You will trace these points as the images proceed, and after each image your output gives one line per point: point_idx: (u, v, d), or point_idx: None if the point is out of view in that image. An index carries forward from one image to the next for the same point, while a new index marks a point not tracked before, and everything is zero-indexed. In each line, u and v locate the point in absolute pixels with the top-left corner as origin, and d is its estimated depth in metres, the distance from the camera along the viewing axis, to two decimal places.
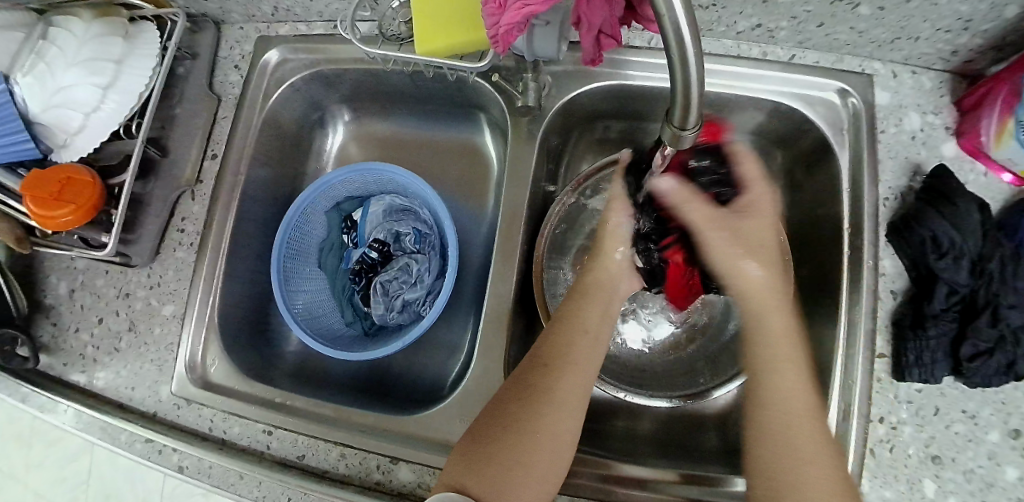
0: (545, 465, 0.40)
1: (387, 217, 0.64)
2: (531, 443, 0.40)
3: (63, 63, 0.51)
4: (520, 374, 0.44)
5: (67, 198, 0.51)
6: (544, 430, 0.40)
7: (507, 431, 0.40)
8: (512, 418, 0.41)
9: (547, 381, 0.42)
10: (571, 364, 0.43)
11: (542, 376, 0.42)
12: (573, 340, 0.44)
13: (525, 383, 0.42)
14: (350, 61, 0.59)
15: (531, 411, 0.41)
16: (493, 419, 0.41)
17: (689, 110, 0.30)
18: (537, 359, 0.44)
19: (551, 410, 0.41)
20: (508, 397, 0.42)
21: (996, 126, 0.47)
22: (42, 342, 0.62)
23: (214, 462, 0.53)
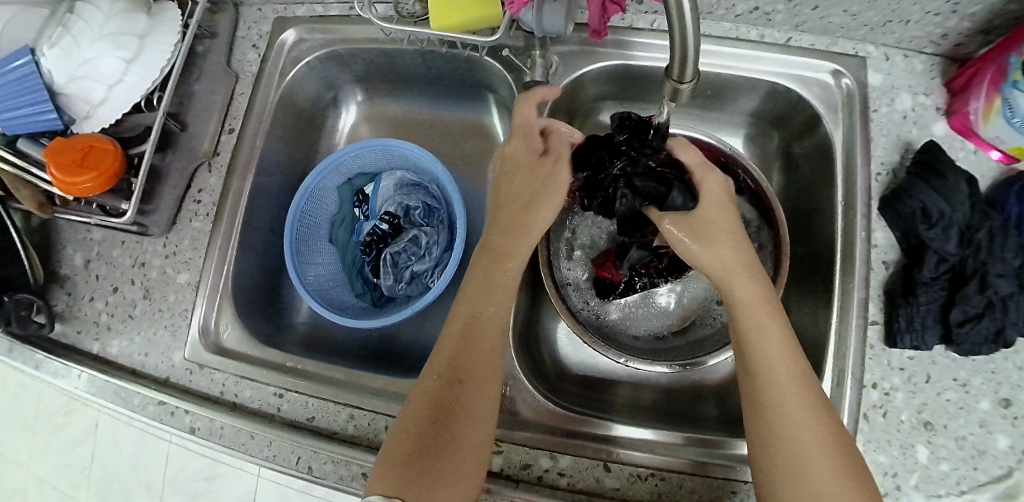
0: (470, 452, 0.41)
1: (397, 191, 0.66)
2: (449, 455, 0.40)
3: (89, 36, 0.53)
4: (428, 385, 0.43)
5: (90, 165, 0.53)
6: (458, 441, 0.41)
7: (426, 449, 0.40)
8: (427, 434, 0.41)
9: (456, 394, 0.43)
10: (482, 370, 0.44)
11: (450, 388, 0.43)
12: (476, 343, 0.45)
13: (437, 397, 0.42)
14: (364, 41, 0.62)
15: (448, 425, 0.41)
16: (410, 439, 0.41)
17: (686, 64, 0.33)
18: (443, 370, 0.44)
19: (466, 418, 0.42)
20: (419, 414, 0.42)
21: (984, 105, 0.50)
22: (58, 310, 0.63)
23: (226, 424, 0.54)
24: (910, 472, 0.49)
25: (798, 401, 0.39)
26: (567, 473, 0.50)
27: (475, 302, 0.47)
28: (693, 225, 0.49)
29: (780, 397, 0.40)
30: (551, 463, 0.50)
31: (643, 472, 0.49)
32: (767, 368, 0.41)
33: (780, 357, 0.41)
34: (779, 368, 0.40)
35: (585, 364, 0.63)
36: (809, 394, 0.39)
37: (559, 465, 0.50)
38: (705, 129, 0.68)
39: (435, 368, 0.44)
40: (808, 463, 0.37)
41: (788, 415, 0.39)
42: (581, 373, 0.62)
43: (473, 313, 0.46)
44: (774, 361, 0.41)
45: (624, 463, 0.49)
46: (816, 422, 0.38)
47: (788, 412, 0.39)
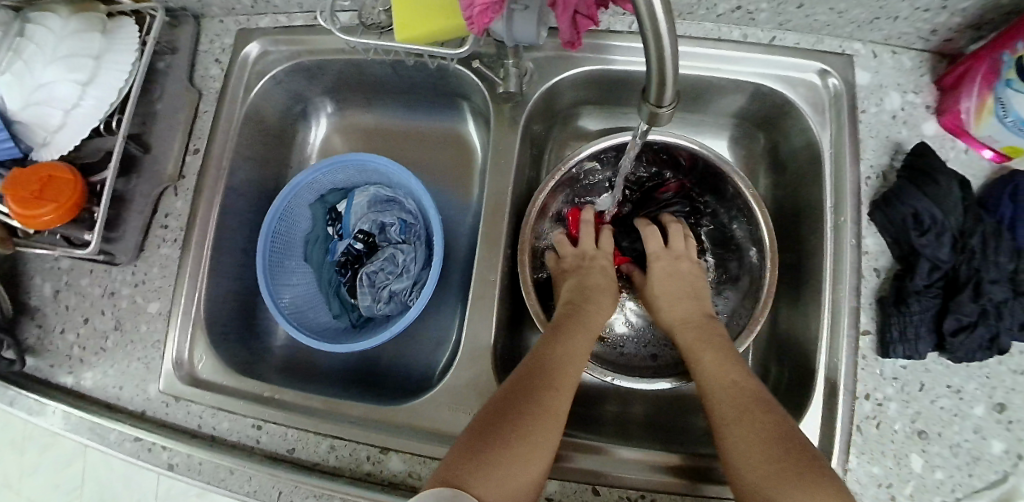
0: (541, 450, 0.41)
1: (372, 207, 0.64)
2: (524, 451, 0.39)
3: (42, 59, 0.51)
4: (521, 378, 0.45)
5: (48, 196, 0.50)
6: (538, 439, 0.41)
7: (512, 433, 0.40)
8: (512, 426, 0.41)
9: (544, 393, 0.44)
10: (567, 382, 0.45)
11: (546, 388, 0.44)
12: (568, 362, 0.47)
13: (528, 387, 0.44)
14: (332, 52, 0.59)
15: (531, 420, 0.41)
16: (498, 418, 0.41)
17: (664, 86, 0.30)
18: (537, 371, 0.45)
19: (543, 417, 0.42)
20: (507, 411, 0.42)
21: (976, 104, 0.48)
22: (28, 344, 0.61)
23: (203, 458, 0.53)
24: (905, 483, 0.48)
25: (737, 423, 0.42)
26: (555, 498, 0.48)
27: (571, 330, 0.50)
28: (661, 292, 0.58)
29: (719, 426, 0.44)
30: (539, 489, 0.49)
31: (634, 494, 0.48)
32: (715, 404, 0.45)
33: (726, 391, 0.45)
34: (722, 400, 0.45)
35: (573, 379, 0.61)
36: (745, 416, 0.43)
37: (547, 491, 0.49)
38: (689, 132, 0.66)
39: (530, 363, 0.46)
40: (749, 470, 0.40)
41: (725, 440, 0.42)
42: None
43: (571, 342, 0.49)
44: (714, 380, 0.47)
45: (613, 486, 0.48)
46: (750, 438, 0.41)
47: (726, 437, 0.42)
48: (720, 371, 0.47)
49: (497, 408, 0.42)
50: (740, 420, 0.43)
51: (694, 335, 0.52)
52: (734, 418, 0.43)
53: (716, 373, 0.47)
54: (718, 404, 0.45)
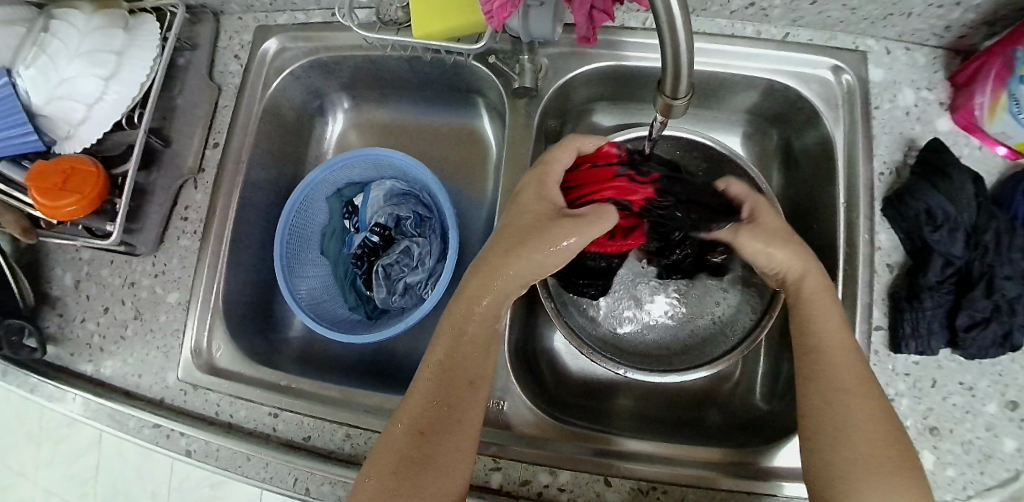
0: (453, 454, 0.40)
1: (388, 201, 0.64)
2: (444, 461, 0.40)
3: (66, 55, 0.52)
4: (426, 381, 0.43)
5: (72, 187, 0.51)
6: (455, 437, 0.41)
7: (421, 447, 0.40)
8: (421, 440, 0.40)
9: (449, 386, 0.42)
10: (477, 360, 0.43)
11: (451, 387, 0.42)
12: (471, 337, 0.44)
13: (434, 389, 0.42)
14: (349, 48, 0.60)
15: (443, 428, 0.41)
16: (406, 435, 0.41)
17: (679, 79, 0.31)
18: (437, 370, 0.43)
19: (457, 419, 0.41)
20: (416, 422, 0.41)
21: (990, 100, 0.48)
22: (50, 332, 0.62)
23: (221, 445, 0.54)
24: None
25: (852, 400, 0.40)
26: (567, 488, 0.49)
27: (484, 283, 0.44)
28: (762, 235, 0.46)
29: (836, 404, 0.40)
30: (551, 479, 0.49)
31: (645, 485, 0.49)
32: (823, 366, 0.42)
33: (843, 360, 0.42)
34: (845, 376, 0.41)
35: (585, 373, 0.62)
36: (874, 409, 0.40)
37: (559, 481, 0.49)
38: (701, 128, 0.66)
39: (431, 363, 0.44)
40: (862, 467, 0.38)
41: (843, 412, 0.40)
42: (582, 383, 0.61)
43: (471, 305, 0.44)
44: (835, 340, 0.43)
45: (625, 477, 0.49)
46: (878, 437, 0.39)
47: (844, 407, 0.40)
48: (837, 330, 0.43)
49: (404, 425, 0.41)
50: (868, 409, 0.40)
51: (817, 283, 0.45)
52: (863, 405, 0.40)
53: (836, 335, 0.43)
54: (837, 378, 0.41)
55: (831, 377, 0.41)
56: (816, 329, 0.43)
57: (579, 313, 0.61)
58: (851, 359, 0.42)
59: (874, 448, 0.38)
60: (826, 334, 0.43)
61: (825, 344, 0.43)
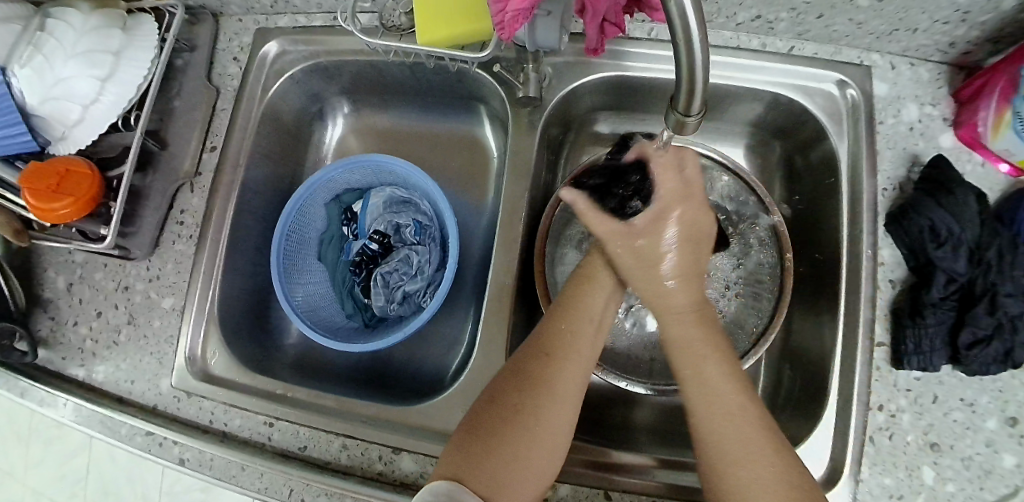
0: (546, 435, 0.40)
1: (387, 209, 0.64)
2: (538, 440, 0.39)
3: (62, 54, 0.51)
4: (523, 363, 0.42)
5: (66, 190, 0.50)
6: (544, 426, 0.40)
7: (509, 429, 0.39)
8: (517, 409, 0.40)
9: (550, 373, 0.41)
10: (575, 351, 0.42)
11: (549, 372, 0.41)
12: (577, 330, 0.43)
13: (527, 372, 0.41)
14: (351, 52, 0.59)
15: (535, 403, 0.40)
16: (494, 411, 0.40)
17: (693, 96, 0.30)
18: (532, 353, 0.42)
19: (552, 395, 0.40)
20: (511, 392, 0.41)
21: (993, 116, 0.48)
22: (41, 336, 0.61)
23: (214, 454, 0.53)
24: (916, 495, 0.48)
25: (726, 427, 0.37)
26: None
27: (575, 293, 0.46)
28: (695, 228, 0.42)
29: (712, 438, 0.37)
30: (550, 493, 0.49)
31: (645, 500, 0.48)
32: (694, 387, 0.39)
33: (693, 361, 0.40)
34: (709, 407, 0.38)
35: (585, 383, 0.62)
36: (755, 436, 0.36)
37: (558, 494, 0.48)
38: (704, 139, 0.66)
39: (527, 347, 0.43)
40: None
41: (721, 430, 0.37)
42: (581, 393, 0.61)
43: (572, 302, 0.45)
44: (687, 344, 0.40)
45: (625, 491, 0.48)
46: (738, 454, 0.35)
47: (723, 425, 0.37)
48: (682, 339, 0.41)
49: (491, 406, 0.41)
50: (748, 435, 0.36)
51: (689, 305, 0.41)
52: (746, 434, 0.36)
53: (683, 337, 0.41)
54: (705, 418, 0.38)
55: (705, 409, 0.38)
56: (670, 327, 0.42)
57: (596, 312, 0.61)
58: (710, 374, 0.39)
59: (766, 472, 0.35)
60: (681, 345, 0.40)
61: (692, 358, 0.40)
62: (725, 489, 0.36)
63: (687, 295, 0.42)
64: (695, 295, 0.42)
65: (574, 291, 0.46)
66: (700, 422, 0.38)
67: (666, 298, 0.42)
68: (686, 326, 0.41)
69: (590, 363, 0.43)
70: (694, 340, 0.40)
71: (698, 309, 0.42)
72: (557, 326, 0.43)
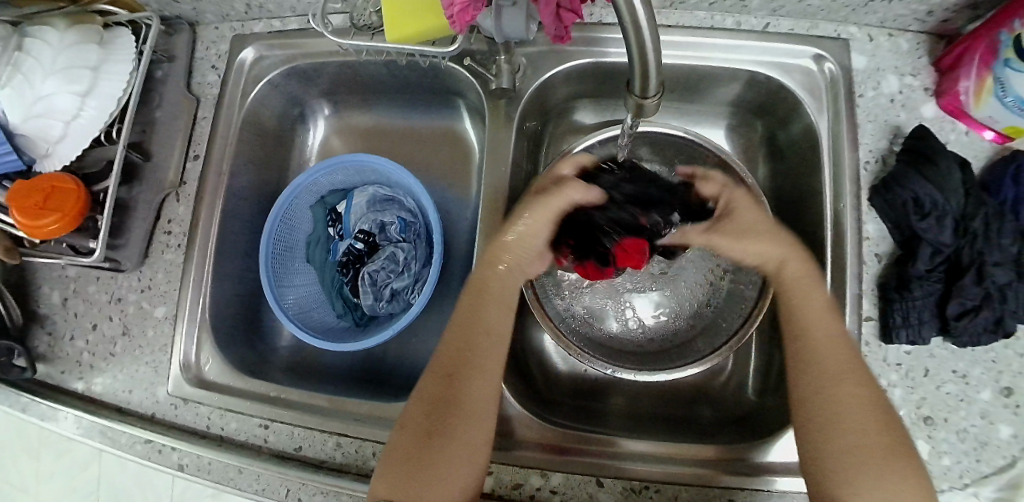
0: (465, 439, 0.42)
1: (371, 207, 0.64)
2: (456, 447, 0.42)
3: (41, 72, 0.52)
4: (428, 383, 0.45)
5: (52, 206, 0.51)
6: (459, 436, 0.42)
7: (427, 447, 0.42)
8: (429, 420, 0.43)
9: (452, 389, 0.44)
10: (475, 369, 0.45)
11: (452, 383, 0.44)
12: (473, 345, 0.46)
13: (434, 393, 0.44)
14: (326, 54, 0.60)
15: (447, 416, 0.43)
16: (416, 429, 0.43)
17: (648, 77, 0.30)
18: (439, 371, 0.45)
19: (459, 405, 0.43)
20: (420, 408, 0.44)
21: (975, 86, 0.47)
22: (40, 352, 0.62)
23: (212, 459, 0.54)
24: None
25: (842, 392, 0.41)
26: (559, 490, 0.49)
27: (471, 311, 0.48)
28: (735, 228, 0.50)
29: (827, 390, 0.42)
30: (543, 482, 0.49)
31: (638, 485, 0.48)
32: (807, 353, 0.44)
33: (826, 335, 0.44)
34: (835, 360, 0.43)
35: (578, 374, 0.62)
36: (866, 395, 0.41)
37: (551, 483, 0.49)
38: (685, 122, 0.66)
39: (433, 370, 0.46)
40: (846, 452, 0.39)
41: (830, 398, 0.41)
42: (574, 383, 0.61)
43: (472, 317, 0.47)
44: (819, 321, 0.44)
45: (616, 477, 0.49)
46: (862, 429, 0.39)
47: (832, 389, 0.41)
48: (820, 318, 0.45)
49: (407, 428, 0.44)
50: (859, 395, 0.41)
51: (813, 298, 0.46)
52: (859, 399, 0.41)
53: (817, 316, 0.45)
54: (819, 371, 0.42)
55: (832, 365, 0.42)
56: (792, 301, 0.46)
57: (561, 303, 0.61)
58: (836, 347, 0.43)
59: (850, 429, 0.39)
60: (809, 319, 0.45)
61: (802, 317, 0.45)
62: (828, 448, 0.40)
63: (798, 262, 0.47)
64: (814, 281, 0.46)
65: (472, 306, 0.48)
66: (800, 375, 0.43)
67: (797, 287, 0.46)
68: (809, 305, 0.45)
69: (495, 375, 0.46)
70: (827, 316, 0.45)
71: (812, 282, 0.46)
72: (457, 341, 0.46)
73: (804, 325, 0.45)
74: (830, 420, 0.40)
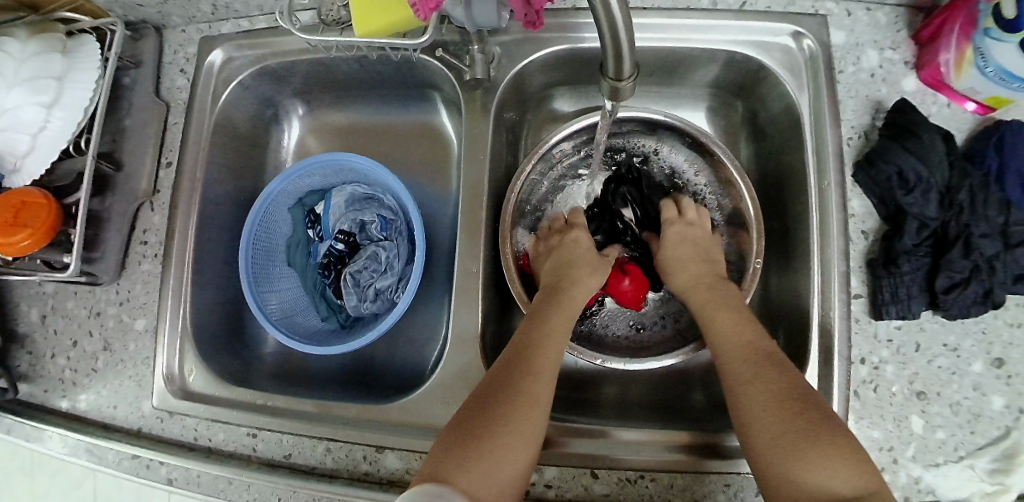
0: (530, 427, 0.40)
1: (350, 206, 0.63)
2: (523, 434, 0.39)
3: (3, 83, 0.50)
4: (505, 370, 0.43)
5: (24, 220, 0.49)
6: (527, 427, 0.40)
7: (494, 431, 0.39)
8: (503, 405, 0.40)
9: (527, 382, 0.42)
10: (544, 362, 0.44)
11: (526, 374, 0.42)
12: (546, 342, 0.45)
13: (506, 381, 0.42)
14: (297, 52, 0.58)
15: (515, 405, 0.40)
16: (479, 416, 0.40)
17: (621, 60, 0.30)
18: (513, 359, 0.44)
19: (532, 396, 0.41)
20: (489, 395, 0.41)
21: (955, 56, 0.47)
22: (20, 371, 0.60)
23: (200, 471, 0.53)
24: (906, 446, 0.47)
25: (750, 381, 0.42)
26: (554, 484, 0.48)
27: (543, 311, 0.48)
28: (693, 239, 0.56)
29: (738, 385, 0.43)
30: (537, 477, 0.48)
31: (633, 475, 0.48)
32: (725, 364, 0.45)
33: (736, 343, 0.45)
34: (739, 356, 0.44)
35: (569, 366, 0.61)
36: (770, 382, 0.41)
37: (545, 477, 0.48)
38: (666, 106, 0.65)
39: (505, 360, 0.44)
40: (768, 434, 0.39)
41: (743, 389, 0.42)
42: (566, 375, 0.61)
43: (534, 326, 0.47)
44: (733, 332, 0.46)
45: (612, 468, 0.48)
46: (778, 410, 0.39)
47: (743, 384, 0.42)
48: (732, 327, 0.47)
49: (471, 414, 0.40)
50: (763, 383, 0.41)
51: (727, 316, 0.48)
52: (763, 385, 0.41)
53: (733, 326, 0.47)
54: (733, 369, 0.44)
55: (731, 370, 0.44)
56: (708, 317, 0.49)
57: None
58: (751, 350, 0.44)
59: (762, 415, 0.40)
60: (723, 331, 0.47)
61: (718, 327, 0.47)
62: (750, 430, 0.40)
63: (704, 288, 0.51)
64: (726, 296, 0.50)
65: (541, 309, 0.49)
66: (722, 376, 0.44)
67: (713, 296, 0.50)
68: (719, 318, 0.48)
69: (555, 381, 0.44)
70: (738, 325, 0.47)
71: (720, 299, 0.50)
72: (532, 332, 0.46)
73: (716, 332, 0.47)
74: (748, 415, 0.40)
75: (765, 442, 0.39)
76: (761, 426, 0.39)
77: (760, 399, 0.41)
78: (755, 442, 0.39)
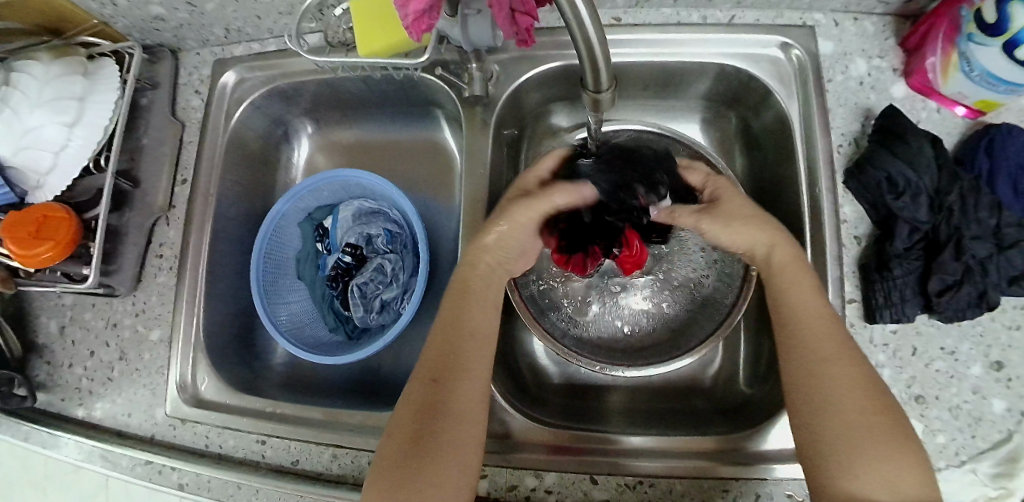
0: (457, 439, 0.41)
1: (357, 220, 0.65)
2: (450, 448, 0.40)
3: (28, 105, 0.53)
4: (412, 391, 0.43)
5: (46, 234, 0.52)
6: (453, 438, 0.40)
7: (418, 456, 0.39)
8: (422, 427, 0.41)
9: (440, 396, 0.42)
10: (461, 368, 0.43)
11: (441, 390, 0.42)
12: (460, 344, 0.45)
13: (422, 400, 0.42)
14: (304, 73, 0.61)
15: (437, 424, 0.41)
16: (402, 443, 0.40)
17: (599, 73, 0.32)
18: (423, 378, 0.43)
19: (449, 410, 0.41)
20: (407, 419, 0.41)
21: (942, 61, 0.48)
22: (40, 380, 0.63)
23: (211, 476, 0.54)
24: None
25: (828, 367, 0.40)
26: (554, 489, 0.49)
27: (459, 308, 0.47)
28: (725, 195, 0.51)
29: (815, 368, 0.41)
30: (537, 482, 0.49)
31: (632, 480, 0.49)
32: (798, 341, 0.42)
33: (813, 320, 0.43)
34: (816, 337, 0.42)
35: (571, 374, 0.62)
36: (849, 373, 0.40)
37: (545, 482, 0.49)
38: (662, 117, 0.67)
39: (416, 378, 0.44)
40: (841, 427, 0.38)
41: (823, 374, 0.40)
42: (567, 382, 0.62)
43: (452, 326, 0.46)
44: (805, 304, 0.44)
45: (611, 474, 0.49)
46: (858, 405, 0.38)
47: (822, 368, 0.41)
48: (805, 301, 0.44)
49: (392, 442, 0.41)
50: (840, 373, 0.40)
51: (798, 289, 0.44)
52: (842, 377, 0.40)
53: (803, 302, 0.44)
54: (811, 348, 0.42)
55: (810, 349, 0.42)
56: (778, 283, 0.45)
57: (560, 318, 0.62)
58: (829, 328, 0.42)
59: (844, 408, 0.39)
60: (796, 306, 0.44)
61: (791, 299, 0.44)
62: (817, 416, 0.39)
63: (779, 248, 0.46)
64: (798, 264, 0.46)
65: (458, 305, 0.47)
66: (796, 354, 0.42)
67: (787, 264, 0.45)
68: (795, 286, 0.44)
69: (484, 378, 0.44)
70: (813, 298, 0.44)
71: (801, 266, 0.45)
72: (443, 339, 0.45)
73: (788, 306, 0.44)
74: (823, 402, 0.39)
75: (837, 435, 0.38)
76: (836, 416, 0.39)
77: (837, 389, 0.39)
78: (821, 431, 0.39)
